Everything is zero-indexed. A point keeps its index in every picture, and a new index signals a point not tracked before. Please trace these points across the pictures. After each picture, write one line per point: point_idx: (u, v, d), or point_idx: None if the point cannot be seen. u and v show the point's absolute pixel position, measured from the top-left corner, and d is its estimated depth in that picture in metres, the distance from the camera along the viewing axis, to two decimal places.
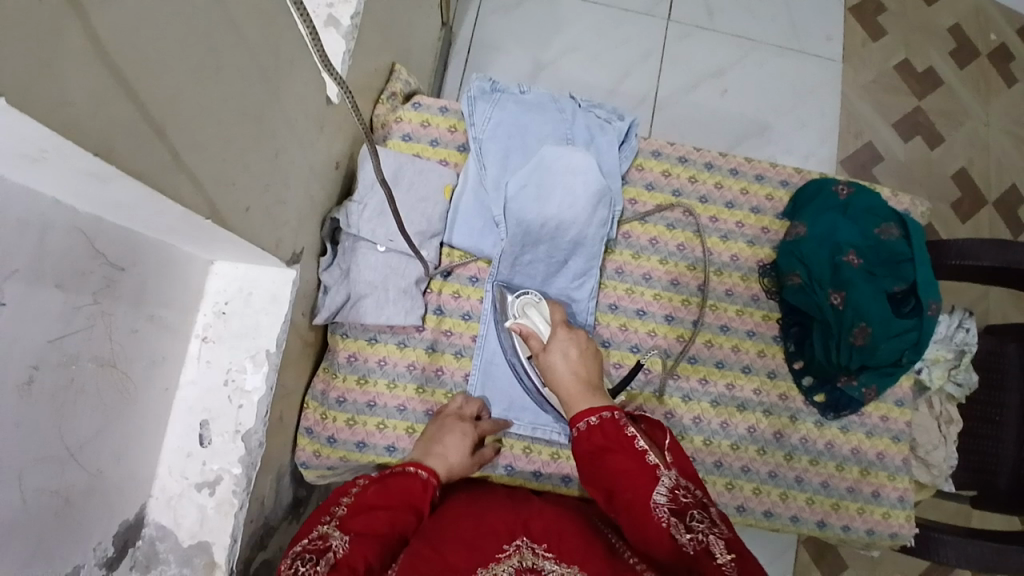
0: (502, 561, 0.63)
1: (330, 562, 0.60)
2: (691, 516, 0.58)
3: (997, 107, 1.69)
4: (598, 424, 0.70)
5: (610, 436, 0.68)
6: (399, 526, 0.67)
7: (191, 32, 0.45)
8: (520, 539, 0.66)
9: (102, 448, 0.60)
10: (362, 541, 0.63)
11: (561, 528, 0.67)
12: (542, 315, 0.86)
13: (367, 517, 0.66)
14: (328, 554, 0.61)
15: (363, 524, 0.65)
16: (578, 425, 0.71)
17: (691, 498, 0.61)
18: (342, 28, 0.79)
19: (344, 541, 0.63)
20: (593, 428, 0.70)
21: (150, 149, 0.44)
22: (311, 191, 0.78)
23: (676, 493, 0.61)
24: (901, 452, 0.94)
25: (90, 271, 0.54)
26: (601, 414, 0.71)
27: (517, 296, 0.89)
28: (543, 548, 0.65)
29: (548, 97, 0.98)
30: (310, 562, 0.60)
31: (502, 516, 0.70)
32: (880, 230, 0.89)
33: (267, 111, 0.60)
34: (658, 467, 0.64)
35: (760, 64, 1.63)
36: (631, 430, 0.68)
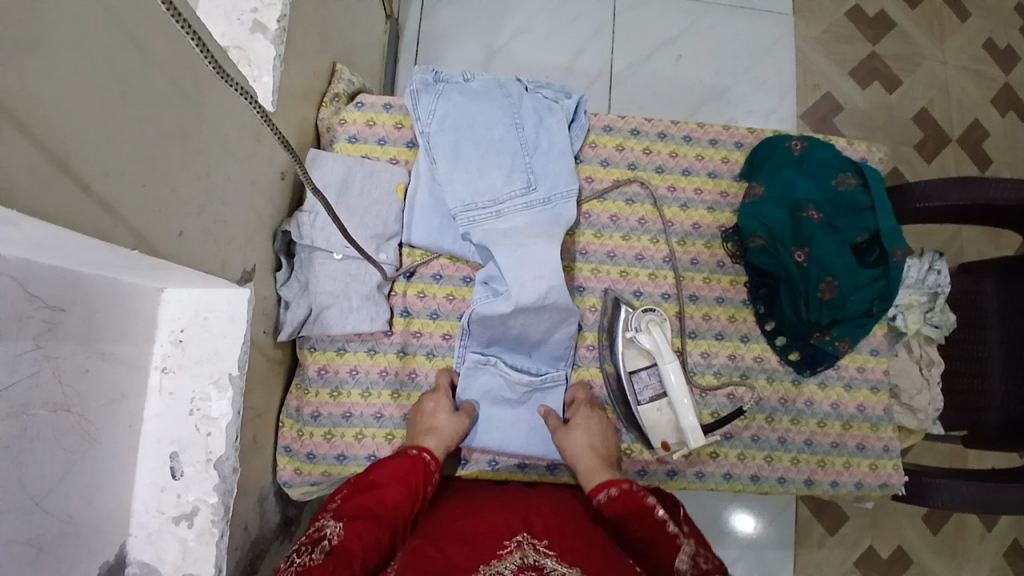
0: (505, 556, 0.63)
1: (326, 549, 0.65)
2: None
3: (951, 44, 1.69)
4: (624, 492, 0.76)
5: (635, 503, 0.75)
6: (389, 504, 0.72)
7: (88, 58, 0.43)
8: (519, 535, 0.67)
9: (70, 492, 0.58)
10: (358, 523, 0.69)
11: (559, 528, 0.69)
12: (664, 335, 0.86)
13: (360, 501, 0.71)
14: (323, 542, 0.66)
15: (353, 508, 0.71)
16: (601, 496, 0.77)
17: (710, 565, 0.69)
18: (270, 33, 0.76)
19: (338, 528, 0.68)
20: (616, 498, 0.76)
21: (56, 185, 0.42)
22: (256, 206, 0.76)
23: (698, 563, 0.69)
24: (882, 402, 0.94)
25: (29, 317, 0.52)
26: (620, 484, 0.77)
27: (640, 311, 0.88)
28: (544, 545, 0.65)
29: (493, 83, 0.95)
30: (306, 552, 0.66)
31: (501, 513, 0.72)
32: (837, 182, 0.88)
33: (191, 128, 0.58)
34: (679, 536, 0.72)
35: (711, 26, 1.62)
36: (650, 498, 0.75)
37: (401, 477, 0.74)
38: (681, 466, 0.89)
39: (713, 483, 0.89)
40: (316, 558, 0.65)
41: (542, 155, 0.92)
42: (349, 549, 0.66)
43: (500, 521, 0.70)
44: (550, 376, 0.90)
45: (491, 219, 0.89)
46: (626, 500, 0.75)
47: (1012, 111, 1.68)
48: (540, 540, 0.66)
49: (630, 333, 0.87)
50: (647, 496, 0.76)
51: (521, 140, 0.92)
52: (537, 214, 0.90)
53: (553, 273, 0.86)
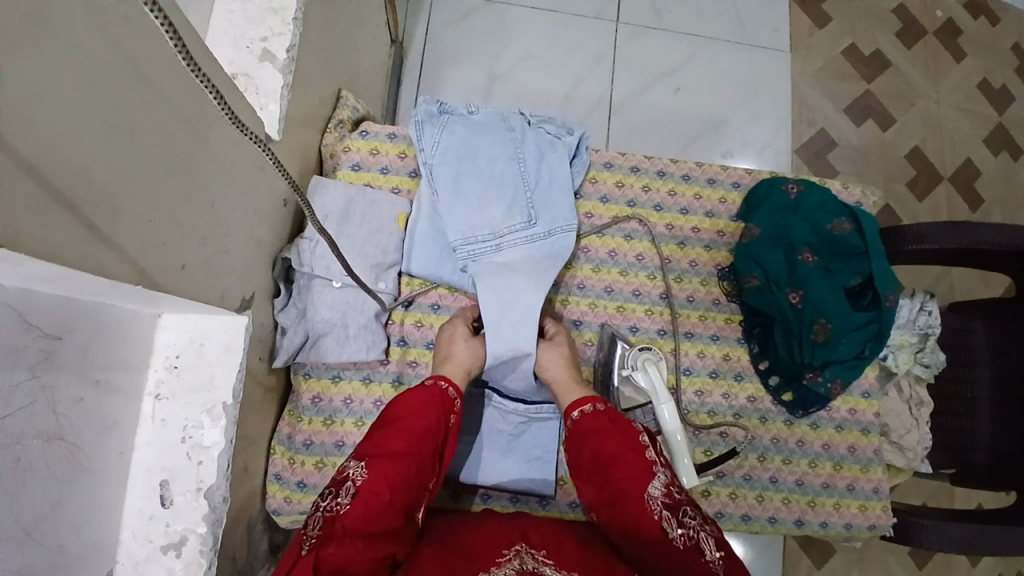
0: (503, 563, 0.65)
1: (352, 492, 0.65)
2: (684, 513, 0.66)
3: (946, 84, 1.72)
4: (600, 412, 0.77)
5: (611, 423, 0.75)
6: (412, 439, 0.71)
7: (97, 97, 0.43)
8: (519, 545, 0.68)
9: (60, 520, 0.57)
10: (381, 463, 0.68)
11: (558, 542, 0.70)
12: (659, 375, 0.85)
13: (384, 437, 0.71)
14: (348, 483, 0.66)
15: (376, 446, 0.70)
16: (575, 413, 0.78)
17: (683, 496, 0.69)
18: (278, 62, 0.77)
19: (361, 468, 0.67)
20: (593, 413, 0.76)
21: (59, 224, 0.42)
22: (256, 233, 0.76)
23: (671, 490, 0.69)
24: (872, 444, 0.95)
25: (26, 346, 0.51)
26: (594, 406, 0.77)
27: (637, 349, 0.87)
28: (543, 555, 0.67)
29: (496, 116, 0.96)
30: (333, 493, 0.65)
31: (498, 527, 0.72)
32: (833, 225, 0.89)
33: (196, 162, 0.58)
34: (655, 464, 0.71)
35: (711, 59, 1.64)
36: (629, 423, 0.75)
37: (429, 403, 0.75)
38: None
39: None
40: (343, 502, 0.64)
41: (543, 190, 0.94)
42: (378, 493, 0.65)
43: (498, 532, 0.71)
44: (546, 408, 0.90)
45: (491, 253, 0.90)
46: (607, 419, 0.75)
47: (1005, 151, 1.71)
48: (540, 550, 0.68)
49: (626, 371, 0.87)
50: (621, 416, 0.76)
51: (522, 175, 0.93)
52: (535, 250, 0.91)
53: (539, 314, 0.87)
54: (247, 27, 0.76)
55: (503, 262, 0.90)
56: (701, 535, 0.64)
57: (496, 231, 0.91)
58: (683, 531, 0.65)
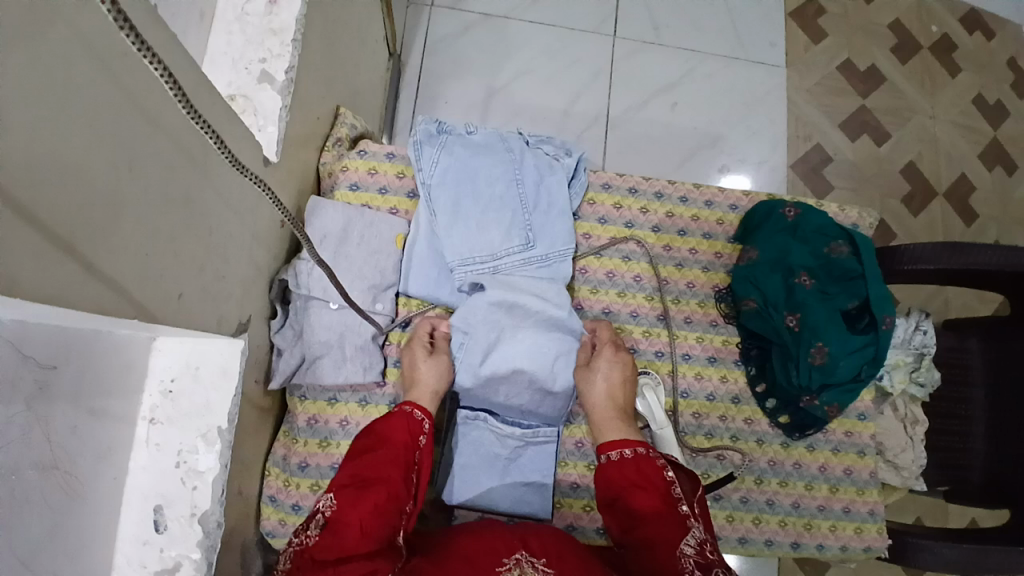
0: (502, 573, 0.63)
1: (321, 523, 0.66)
2: (716, 573, 0.63)
3: (941, 100, 1.73)
4: (636, 457, 0.77)
5: (646, 471, 0.75)
6: (379, 465, 0.72)
7: (96, 135, 0.43)
8: (519, 553, 0.66)
9: (56, 552, 0.57)
10: (350, 492, 0.69)
11: (560, 549, 0.68)
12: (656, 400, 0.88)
13: (355, 467, 0.72)
14: (317, 516, 0.67)
15: (346, 477, 0.71)
16: (611, 454, 0.78)
17: (717, 556, 0.66)
18: (277, 84, 0.77)
19: (331, 499, 0.68)
20: (628, 460, 0.77)
21: (55, 263, 0.41)
22: (254, 256, 0.76)
23: (704, 548, 0.67)
24: (868, 466, 0.95)
25: (22, 378, 0.50)
26: (635, 449, 0.78)
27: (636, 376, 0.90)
28: (542, 564, 0.65)
29: (495, 137, 0.96)
30: (304, 529, 0.66)
31: (501, 533, 0.70)
32: (830, 249, 0.90)
33: (197, 193, 0.58)
34: (689, 518, 0.71)
35: (707, 74, 1.65)
36: (666, 471, 0.75)
37: (398, 428, 0.77)
38: None
39: None
40: (312, 535, 0.65)
41: (542, 212, 0.94)
42: (344, 520, 0.66)
43: (498, 539, 0.69)
44: (543, 432, 0.90)
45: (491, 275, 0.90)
46: (639, 466, 0.76)
47: (999, 167, 1.72)
48: (540, 558, 0.66)
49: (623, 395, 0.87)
50: (659, 463, 0.76)
51: (521, 197, 0.93)
52: (534, 273, 0.91)
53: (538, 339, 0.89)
54: (246, 48, 0.76)
55: (502, 284, 0.90)
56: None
57: (495, 255, 0.91)
58: None
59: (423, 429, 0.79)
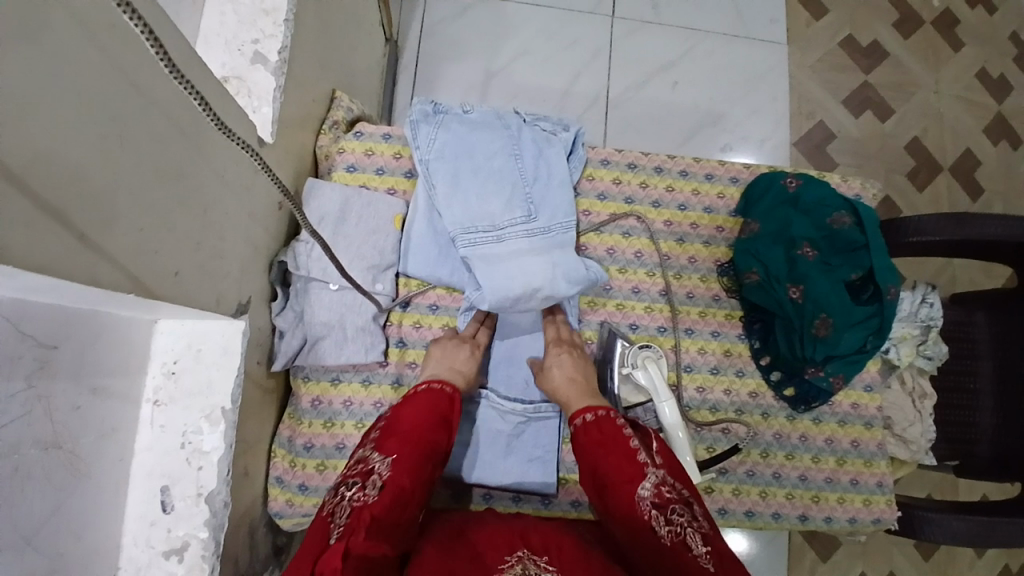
0: (506, 570, 0.63)
1: (378, 485, 0.67)
2: (673, 511, 0.68)
3: (945, 73, 1.71)
4: (595, 420, 0.77)
5: (603, 429, 0.77)
6: (430, 439, 0.74)
7: (88, 105, 0.43)
8: (520, 551, 0.67)
9: (59, 530, 0.57)
10: (399, 460, 0.70)
11: (559, 544, 0.69)
12: (659, 372, 0.86)
13: (402, 436, 0.73)
14: (372, 477, 0.68)
15: (396, 444, 0.72)
16: (582, 417, 0.78)
17: (675, 494, 0.70)
18: (270, 64, 0.76)
19: (386, 462, 0.70)
20: (591, 424, 0.77)
21: (50, 233, 0.42)
22: (253, 237, 0.76)
23: (661, 490, 0.70)
24: (875, 438, 0.95)
25: (20, 356, 0.51)
26: (597, 412, 0.78)
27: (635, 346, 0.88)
28: (545, 561, 0.65)
29: (492, 114, 0.96)
30: (356, 486, 0.67)
31: (500, 529, 0.71)
32: (833, 219, 0.88)
33: (190, 167, 0.58)
34: (647, 466, 0.73)
35: (707, 53, 1.63)
36: (625, 427, 0.77)
37: (433, 409, 0.78)
38: None
39: None
40: (371, 494, 0.66)
41: (542, 185, 0.93)
42: (400, 485, 0.68)
43: (500, 534, 0.70)
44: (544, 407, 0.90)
45: (511, 304, 0.87)
46: (596, 427, 0.77)
47: (1005, 140, 1.70)
48: (541, 555, 0.66)
49: (626, 369, 0.87)
50: (625, 426, 0.77)
51: (520, 171, 0.92)
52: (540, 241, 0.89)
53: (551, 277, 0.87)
54: (240, 29, 0.76)
55: (505, 252, 0.88)
56: (688, 531, 0.66)
57: (497, 222, 0.89)
58: (670, 528, 0.66)
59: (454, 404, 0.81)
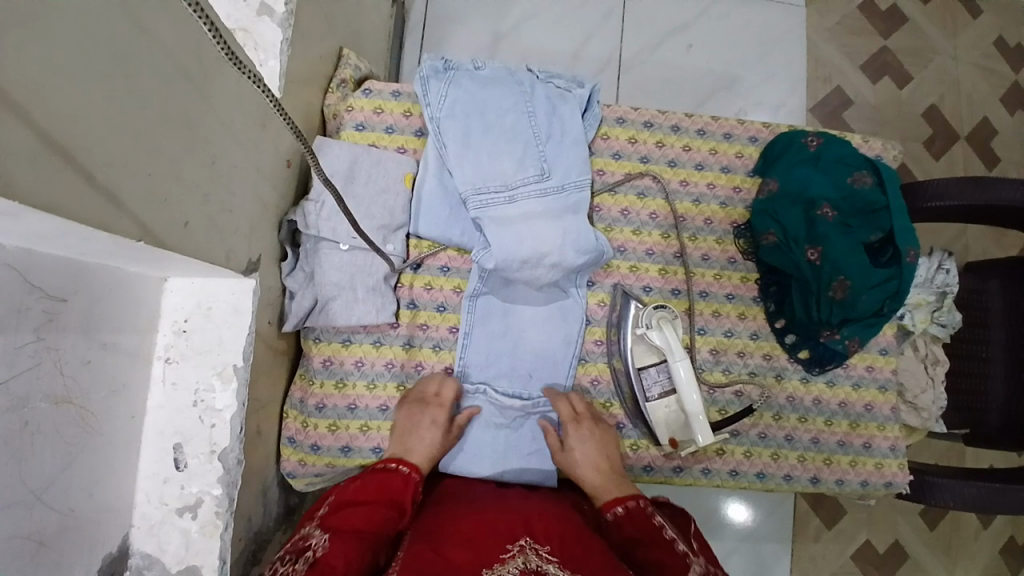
0: (507, 560, 0.62)
1: (311, 561, 0.63)
2: None
3: (966, 38, 1.66)
4: (627, 512, 0.75)
5: (641, 521, 0.73)
6: (377, 517, 0.70)
7: (93, 41, 0.41)
8: (522, 540, 0.66)
9: (71, 486, 0.57)
10: (341, 539, 0.65)
11: (561, 532, 0.69)
12: (675, 334, 0.86)
13: (345, 514, 0.69)
14: (307, 553, 0.64)
15: (339, 520, 0.68)
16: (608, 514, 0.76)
17: None
18: (276, 16, 0.74)
19: (323, 538, 0.65)
20: (626, 515, 0.74)
21: (57, 173, 0.40)
22: (262, 195, 0.75)
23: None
24: (888, 402, 0.94)
25: (28, 308, 0.50)
26: (628, 502, 0.76)
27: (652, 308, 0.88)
28: (546, 551, 0.65)
29: (504, 71, 0.93)
30: (290, 563, 0.64)
31: (504, 517, 0.71)
32: (852, 179, 0.86)
33: (197, 115, 0.56)
34: (687, 556, 0.69)
35: (722, 15, 1.59)
36: (659, 519, 0.74)
37: (383, 486, 0.74)
38: (687, 463, 0.90)
39: (718, 480, 0.90)
40: (301, 570, 0.62)
41: (556, 144, 0.91)
42: (333, 563, 0.62)
43: (499, 523, 0.69)
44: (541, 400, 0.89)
45: (518, 266, 0.86)
46: (638, 513, 0.74)
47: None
48: (543, 545, 0.66)
49: (640, 329, 0.87)
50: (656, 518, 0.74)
51: (534, 129, 0.90)
52: (551, 203, 0.88)
53: (562, 246, 0.86)
54: None
55: (517, 214, 0.87)
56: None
57: (509, 182, 0.88)
58: None
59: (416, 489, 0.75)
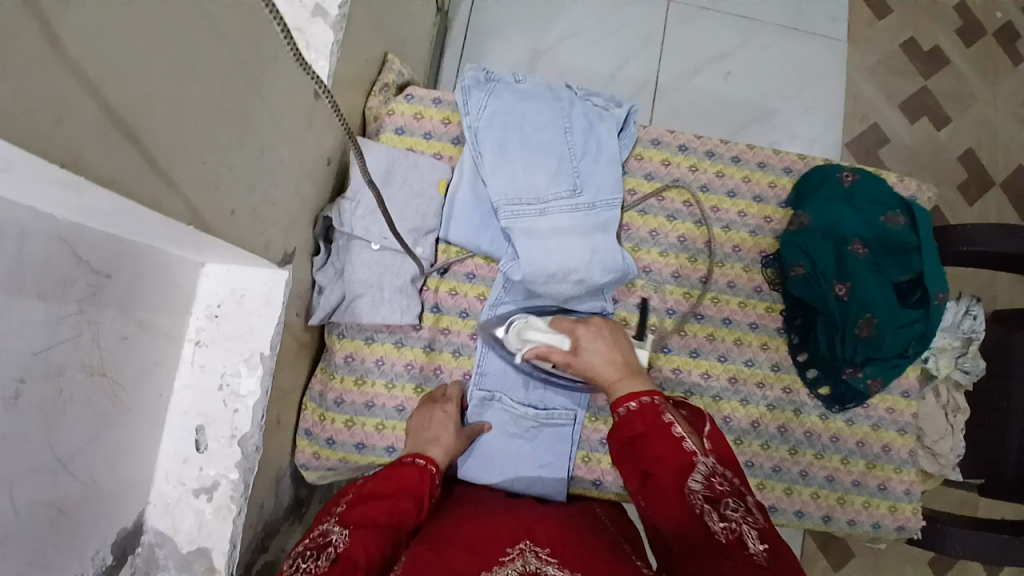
0: (505, 563, 0.65)
1: (331, 556, 0.60)
2: (726, 504, 0.58)
3: (1007, 86, 1.65)
4: (637, 410, 0.69)
5: (648, 419, 0.68)
6: (397, 515, 0.69)
7: (165, 29, 0.43)
8: (523, 543, 0.69)
9: (96, 457, 0.59)
10: (364, 532, 0.64)
11: (565, 537, 0.70)
12: (539, 328, 0.84)
13: (365, 509, 0.68)
14: (328, 549, 0.62)
15: (359, 515, 0.67)
16: (619, 410, 0.71)
17: (726, 486, 0.60)
18: (330, 18, 0.76)
19: (344, 534, 0.63)
20: (634, 413, 0.69)
21: (119, 153, 0.42)
22: (302, 190, 0.77)
23: (711, 480, 0.61)
24: (907, 445, 0.93)
25: (74, 280, 0.52)
26: (641, 399, 0.71)
27: (511, 322, 0.86)
28: (546, 553, 0.67)
29: (544, 86, 0.95)
30: (311, 558, 0.61)
31: (508, 522, 0.73)
32: (886, 219, 0.87)
33: (251, 109, 0.58)
34: (694, 455, 0.63)
35: (762, 46, 1.59)
36: (670, 416, 0.67)
37: (406, 485, 0.73)
38: None
39: None
40: (321, 564, 0.59)
41: (590, 161, 0.92)
42: (354, 558, 0.60)
43: (501, 529, 0.71)
44: (557, 414, 0.90)
45: (543, 280, 0.87)
46: (638, 415, 0.69)
47: None
48: (543, 548, 0.68)
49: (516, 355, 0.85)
50: (669, 415, 0.68)
51: (569, 145, 0.91)
52: (582, 220, 0.89)
53: (590, 265, 0.87)
54: None
55: (547, 228, 0.88)
56: (744, 526, 0.56)
57: (542, 197, 0.89)
58: (726, 524, 0.56)
59: (434, 482, 0.76)
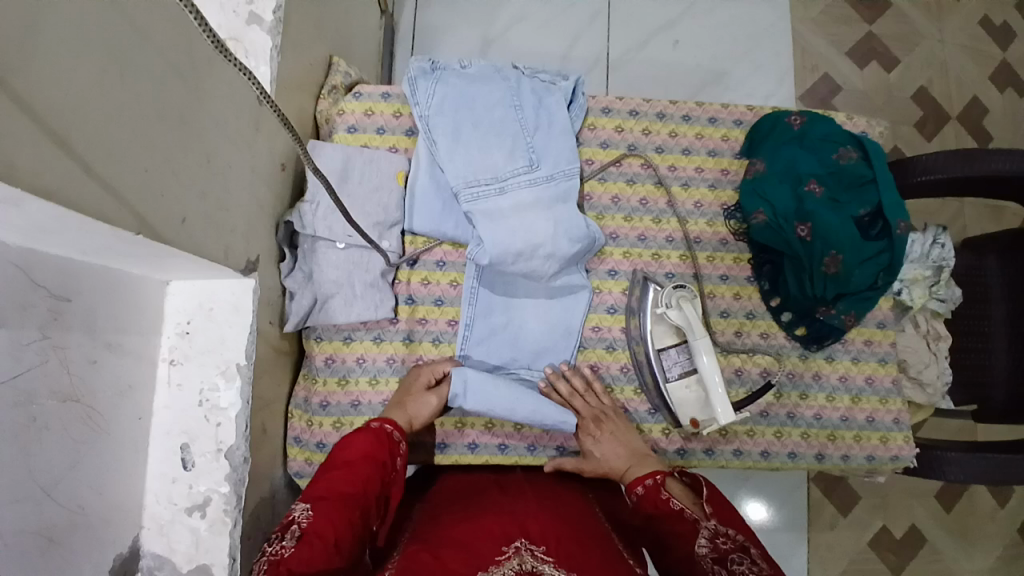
0: (503, 561, 0.63)
1: (297, 534, 0.62)
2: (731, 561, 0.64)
3: (949, 22, 1.68)
4: (643, 492, 0.75)
5: (653, 501, 0.74)
6: (358, 483, 0.69)
7: (87, 39, 0.43)
8: (518, 541, 0.67)
9: (80, 484, 0.58)
10: (328, 506, 0.65)
11: (558, 532, 0.69)
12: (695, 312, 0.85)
13: (328, 483, 0.68)
14: (293, 527, 0.63)
15: (324, 489, 0.67)
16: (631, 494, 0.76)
17: (731, 544, 0.66)
18: (265, 24, 0.76)
19: (307, 510, 0.65)
20: (641, 497, 0.75)
21: (56, 164, 0.42)
22: (258, 196, 0.76)
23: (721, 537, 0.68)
24: (889, 375, 0.94)
25: (33, 306, 0.52)
26: (644, 482, 0.76)
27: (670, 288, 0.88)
28: (542, 551, 0.65)
29: (490, 67, 0.95)
30: (278, 539, 0.63)
31: (499, 520, 0.71)
32: (839, 156, 0.87)
33: (191, 114, 0.58)
34: (697, 521, 0.70)
35: (707, 11, 1.61)
36: (668, 492, 0.74)
37: (370, 452, 0.72)
38: (690, 445, 0.91)
39: (722, 460, 0.91)
40: (289, 545, 0.61)
41: (543, 135, 0.92)
42: (322, 536, 0.62)
43: (496, 525, 0.70)
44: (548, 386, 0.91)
45: (513, 261, 0.87)
46: (645, 500, 0.74)
47: (1011, 88, 1.67)
48: (540, 545, 0.66)
49: (660, 308, 0.87)
50: (669, 490, 0.74)
51: (521, 121, 0.92)
52: (542, 193, 0.89)
53: (555, 237, 0.88)
54: None
55: (508, 205, 0.88)
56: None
57: (500, 175, 0.89)
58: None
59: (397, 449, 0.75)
